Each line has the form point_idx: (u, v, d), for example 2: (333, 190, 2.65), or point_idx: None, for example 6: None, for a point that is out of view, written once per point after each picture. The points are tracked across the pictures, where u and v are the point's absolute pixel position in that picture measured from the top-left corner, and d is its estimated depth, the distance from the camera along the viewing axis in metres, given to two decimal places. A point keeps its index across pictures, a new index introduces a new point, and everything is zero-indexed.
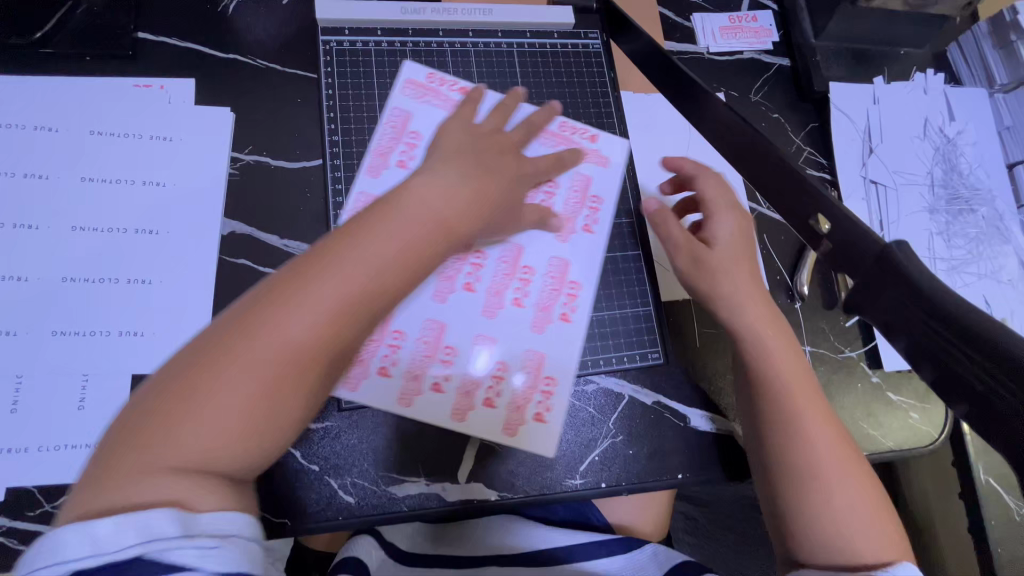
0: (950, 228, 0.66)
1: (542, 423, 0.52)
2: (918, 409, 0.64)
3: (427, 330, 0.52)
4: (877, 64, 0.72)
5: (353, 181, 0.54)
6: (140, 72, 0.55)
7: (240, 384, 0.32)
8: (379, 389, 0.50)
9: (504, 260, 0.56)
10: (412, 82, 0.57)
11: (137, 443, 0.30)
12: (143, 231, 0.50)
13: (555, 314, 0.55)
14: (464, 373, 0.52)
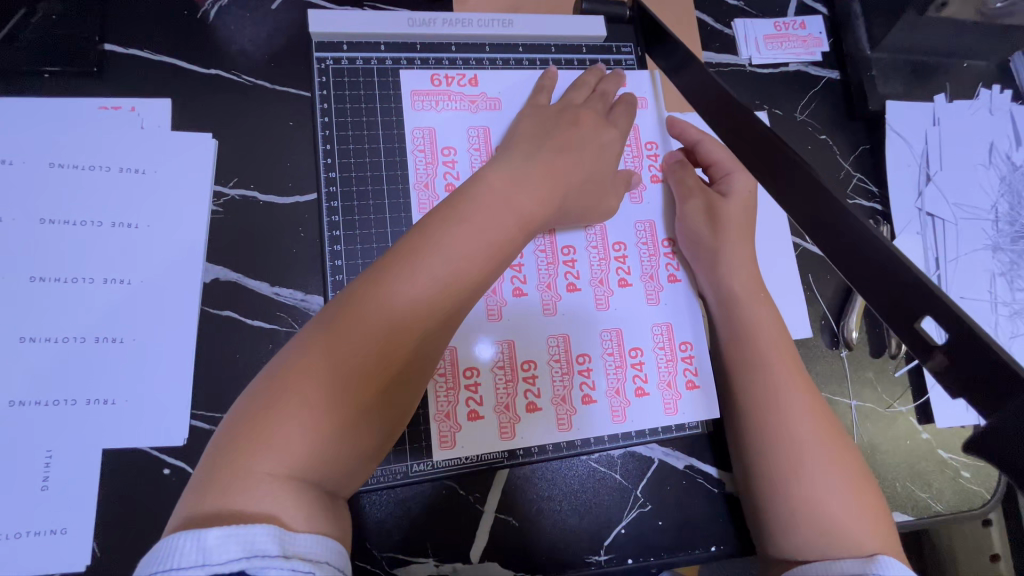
0: (1014, 268, 0.60)
1: (592, 403, 0.49)
2: (970, 468, 0.58)
3: (498, 351, 0.49)
4: (938, 79, 0.64)
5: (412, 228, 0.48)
6: (107, 92, 0.48)
7: (326, 389, 0.33)
8: (474, 432, 0.47)
9: (542, 253, 0.51)
10: (418, 93, 0.50)
11: (236, 458, 0.31)
12: (113, 281, 0.44)
13: (612, 284, 0.52)
14: (557, 381, 0.49)
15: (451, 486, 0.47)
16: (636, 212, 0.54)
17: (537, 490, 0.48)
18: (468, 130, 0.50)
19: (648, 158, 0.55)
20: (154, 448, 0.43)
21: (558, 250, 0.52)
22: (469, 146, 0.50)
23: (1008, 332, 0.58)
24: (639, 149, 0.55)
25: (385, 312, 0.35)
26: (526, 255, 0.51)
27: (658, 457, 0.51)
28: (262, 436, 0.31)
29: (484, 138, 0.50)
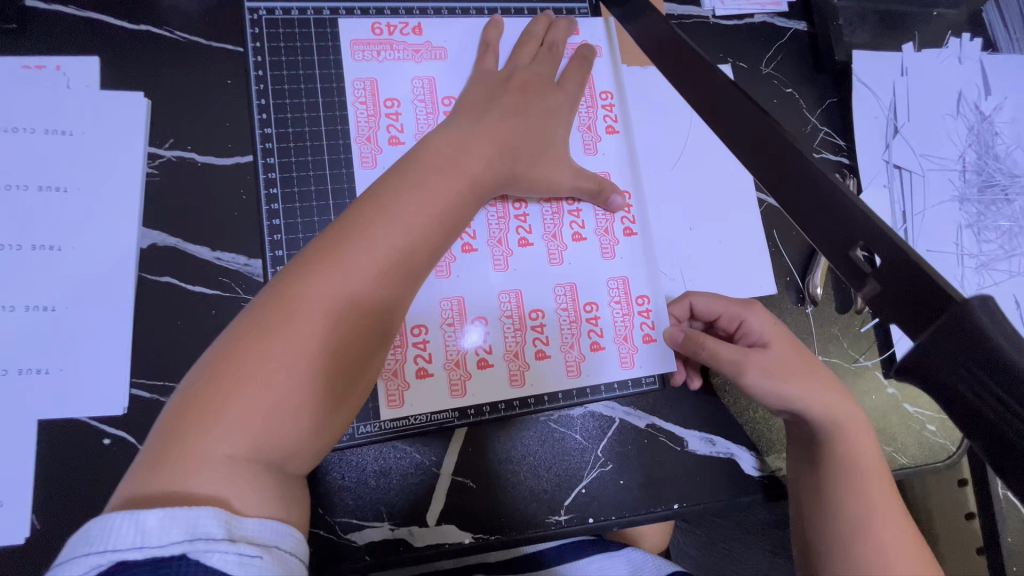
0: (981, 220, 0.59)
1: (546, 359, 0.49)
2: (936, 421, 0.58)
3: (447, 309, 0.48)
4: (907, 27, 0.62)
5: (354, 183, 0.46)
6: (29, 49, 0.45)
7: (290, 358, 0.30)
8: (423, 389, 0.46)
9: (494, 208, 0.49)
10: (359, 43, 0.48)
11: (187, 436, 0.28)
12: (43, 247, 0.42)
13: (566, 239, 0.51)
14: (508, 337, 0.48)
15: (405, 450, 0.46)
16: (588, 163, 0.52)
17: (493, 450, 0.48)
18: (412, 80, 0.49)
19: (603, 108, 0.54)
20: (93, 419, 0.41)
21: (509, 205, 0.50)
22: (414, 97, 0.48)
23: (975, 284, 0.58)
24: (594, 100, 0.53)
25: (346, 277, 0.33)
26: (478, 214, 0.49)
27: (619, 416, 0.50)
28: (214, 414, 0.28)
29: (430, 88, 0.49)
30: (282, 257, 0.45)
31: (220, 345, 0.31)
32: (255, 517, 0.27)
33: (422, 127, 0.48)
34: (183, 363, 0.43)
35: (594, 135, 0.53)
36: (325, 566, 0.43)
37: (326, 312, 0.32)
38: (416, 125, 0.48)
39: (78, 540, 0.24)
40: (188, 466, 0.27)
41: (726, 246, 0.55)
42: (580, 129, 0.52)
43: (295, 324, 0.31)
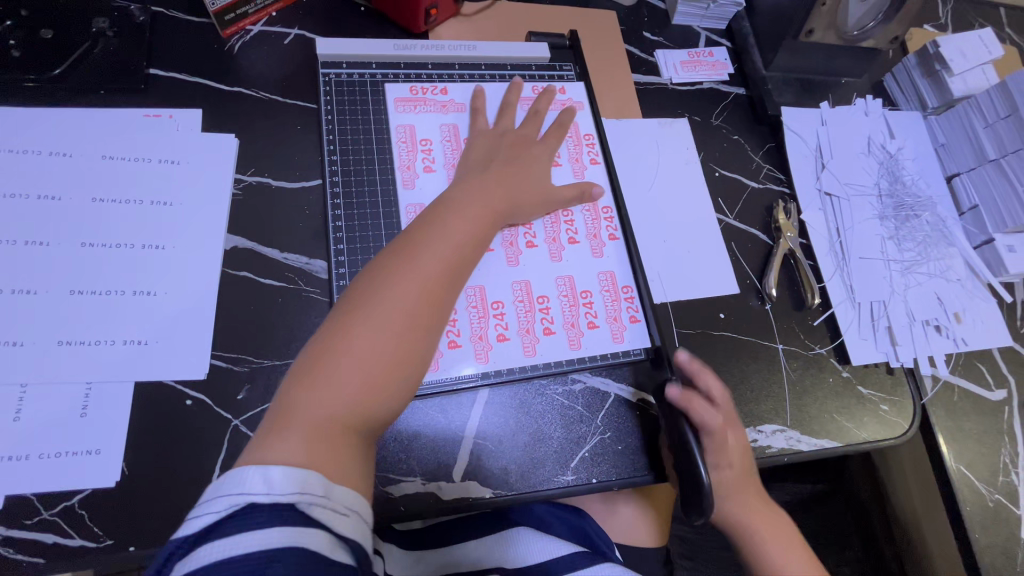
0: (899, 233, 0.72)
1: (552, 335, 0.59)
2: (888, 402, 0.67)
3: (470, 295, 0.58)
4: (823, 91, 0.80)
5: (398, 199, 0.59)
6: (151, 104, 0.59)
7: (366, 348, 0.42)
8: (453, 358, 0.55)
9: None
10: (401, 99, 0.63)
11: (297, 408, 0.39)
12: (150, 246, 0.53)
13: (563, 242, 0.63)
14: (521, 318, 0.58)
15: (435, 415, 0.55)
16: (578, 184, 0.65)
17: (509, 424, 0.56)
18: (440, 125, 0.63)
19: (587, 147, 0.68)
20: (180, 384, 0.50)
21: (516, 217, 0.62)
22: (442, 138, 0.63)
23: (901, 284, 0.70)
24: (579, 142, 0.68)
25: (401, 292, 0.44)
26: None
27: (613, 391, 0.59)
28: (314, 390, 0.40)
29: (454, 131, 0.63)
30: (341, 251, 0.56)
31: (313, 342, 0.43)
32: (344, 488, 0.37)
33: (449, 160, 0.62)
34: (254, 340, 0.53)
35: (581, 165, 0.67)
36: None
37: (385, 321, 0.43)
38: (444, 158, 0.62)
39: (222, 484, 0.34)
40: (292, 432, 0.38)
41: (694, 255, 0.68)
42: (571, 160, 0.66)
43: (371, 322, 0.42)
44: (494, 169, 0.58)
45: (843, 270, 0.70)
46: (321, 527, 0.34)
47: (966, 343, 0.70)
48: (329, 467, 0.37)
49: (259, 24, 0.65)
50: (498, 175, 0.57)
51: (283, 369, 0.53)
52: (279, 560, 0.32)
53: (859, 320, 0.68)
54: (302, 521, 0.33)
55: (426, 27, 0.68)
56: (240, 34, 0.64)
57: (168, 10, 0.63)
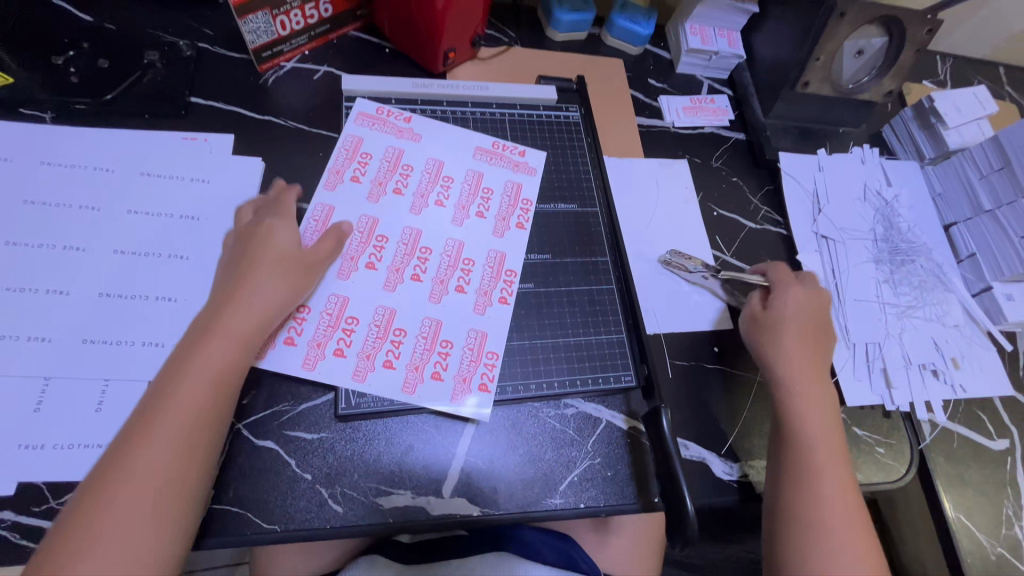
0: (894, 277, 0.74)
1: (439, 381, 0.56)
2: (884, 444, 0.67)
3: (377, 314, 0.58)
4: (820, 139, 0.83)
5: (354, 201, 0.62)
6: (188, 128, 0.64)
7: (153, 460, 0.41)
8: (333, 365, 0.55)
9: (445, 255, 0.62)
10: (365, 115, 0.66)
11: (68, 538, 0.38)
12: (174, 256, 0.57)
13: (495, 297, 0.61)
14: (418, 351, 0.57)
15: (427, 431, 0.56)
16: (493, 243, 0.64)
17: (499, 444, 0.57)
18: (427, 159, 0.66)
19: (520, 209, 0.66)
20: None
21: (442, 253, 0.62)
22: (383, 157, 0.65)
23: (897, 327, 0.71)
24: (515, 201, 0.67)
25: (142, 478, 0.41)
26: (434, 251, 0.62)
27: (605, 418, 0.60)
28: (91, 517, 0.39)
29: (438, 167, 0.66)
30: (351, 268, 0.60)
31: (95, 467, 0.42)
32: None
33: (395, 184, 0.64)
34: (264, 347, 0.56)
35: (506, 225, 0.65)
36: (288, 525, 0.50)
37: (171, 440, 0.43)
38: (376, 174, 0.64)
39: None
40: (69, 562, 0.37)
41: (689, 289, 0.70)
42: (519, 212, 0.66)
43: (155, 433, 0.42)
44: (237, 268, 0.51)
45: (838, 309, 0.71)
46: None
47: (964, 390, 0.70)
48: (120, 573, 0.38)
49: (292, 61, 0.71)
50: (242, 278, 0.51)
51: (287, 377, 0.55)
52: None
53: (854, 361, 0.69)
54: None
55: (444, 69, 0.74)
56: (275, 69, 0.70)
57: (212, 46, 0.69)
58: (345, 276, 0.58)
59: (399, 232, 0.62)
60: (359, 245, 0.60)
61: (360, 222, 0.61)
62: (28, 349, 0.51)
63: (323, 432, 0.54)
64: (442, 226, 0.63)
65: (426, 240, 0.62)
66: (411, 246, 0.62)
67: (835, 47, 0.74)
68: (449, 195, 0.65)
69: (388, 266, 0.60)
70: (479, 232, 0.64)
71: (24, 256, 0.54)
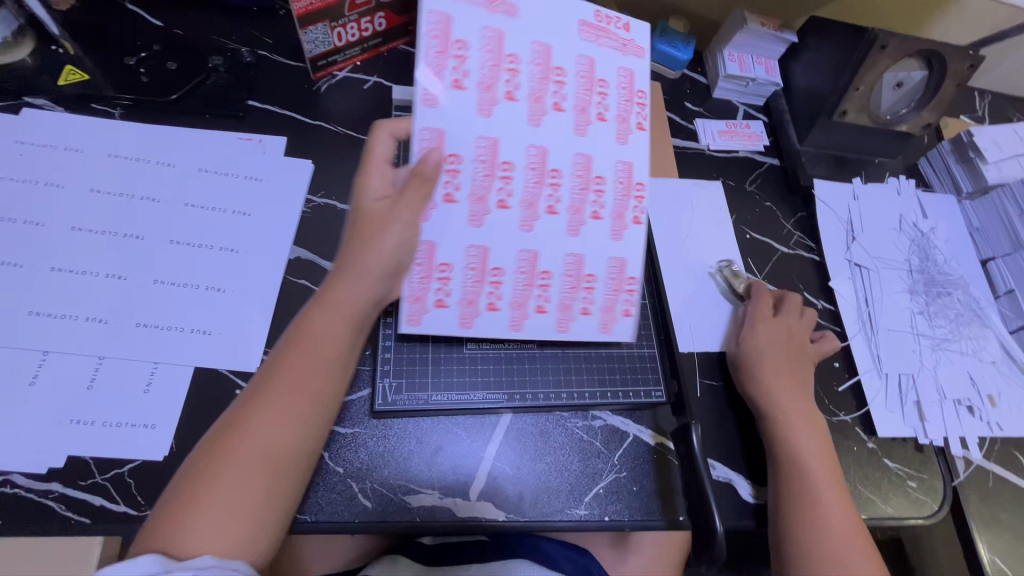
0: (929, 308, 0.73)
1: (588, 315, 0.56)
2: (916, 478, 0.65)
3: (523, 260, 0.53)
4: (856, 168, 0.83)
5: (468, 128, 0.49)
6: (245, 129, 0.68)
7: (272, 427, 0.42)
8: (490, 318, 0.54)
9: (577, 174, 0.53)
10: (437, 13, 0.48)
11: (191, 494, 0.39)
12: (226, 249, 0.60)
13: (629, 218, 0.55)
14: (565, 296, 0.55)
15: (457, 433, 0.57)
16: (619, 151, 0.54)
17: (526, 451, 0.57)
18: (532, 43, 0.50)
19: (638, 104, 0.54)
20: (233, 374, 0.55)
21: (573, 176, 0.53)
22: (482, 44, 0.49)
23: (932, 360, 0.70)
24: (631, 88, 0.54)
25: (265, 443, 0.42)
26: (563, 172, 0.52)
27: (632, 432, 0.60)
28: (214, 475, 0.40)
29: (546, 53, 0.51)
30: None
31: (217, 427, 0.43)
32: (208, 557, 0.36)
33: (506, 89, 0.50)
34: None
35: (627, 127, 0.54)
36: (317, 516, 0.51)
37: (290, 408, 0.44)
38: (529, 84, 0.50)
39: None
40: (187, 519, 0.38)
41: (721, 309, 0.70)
42: (627, 103, 0.54)
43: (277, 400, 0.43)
44: (349, 237, 0.50)
45: (869, 338, 0.71)
46: None
47: (1001, 428, 0.68)
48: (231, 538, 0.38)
49: (345, 71, 0.75)
50: (355, 243, 0.49)
51: None
52: None
53: (886, 391, 0.68)
54: None
55: None
56: (328, 78, 0.74)
57: (271, 54, 0.73)
58: (479, 220, 0.51)
59: (526, 155, 0.51)
60: (482, 176, 0.50)
61: (480, 142, 0.50)
62: (86, 328, 0.53)
63: (356, 428, 0.55)
64: (566, 140, 0.52)
65: (554, 160, 0.52)
66: (541, 169, 0.52)
67: (873, 79, 0.75)
68: (565, 96, 0.52)
69: (522, 202, 0.52)
70: (602, 147, 0.53)
71: (88, 241, 0.57)
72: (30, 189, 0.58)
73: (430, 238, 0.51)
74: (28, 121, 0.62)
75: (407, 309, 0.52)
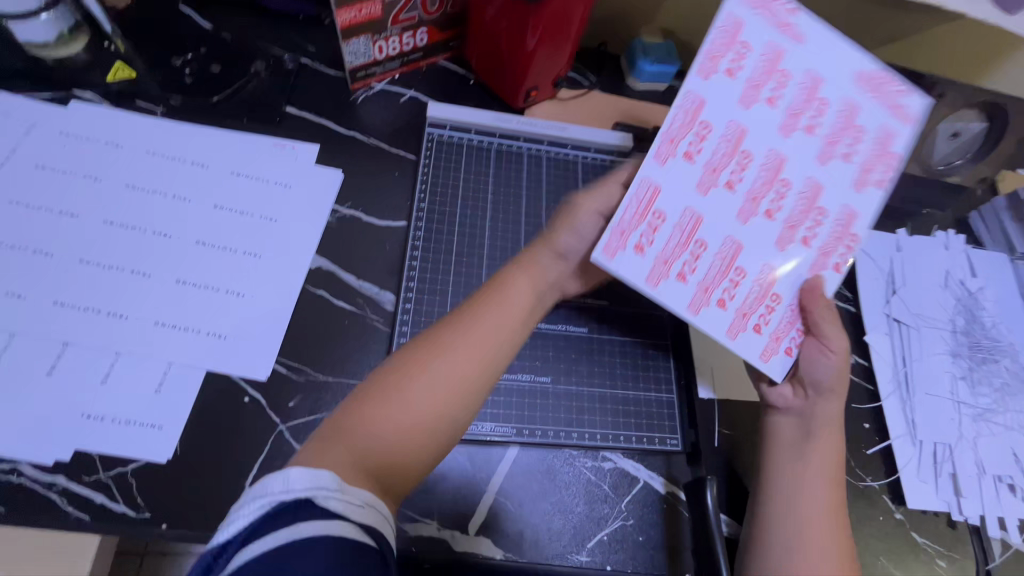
0: (973, 374, 0.68)
1: (757, 333, 0.53)
2: (945, 557, 0.61)
3: (726, 245, 0.52)
4: (902, 217, 0.79)
5: (726, 110, 0.50)
6: (280, 135, 0.68)
7: (454, 367, 0.44)
8: (675, 288, 0.52)
9: (802, 196, 0.52)
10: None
11: (374, 402, 0.42)
12: (250, 253, 0.60)
13: (830, 262, 0.53)
14: (751, 297, 0.52)
15: (462, 463, 0.55)
16: (852, 196, 0.52)
17: (532, 487, 0.55)
18: (807, 70, 0.50)
19: (885, 165, 0.51)
20: (244, 382, 0.55)
21: (800, 194, 0.51)
22: (762, 54, 0.49)
23: (972, 431, 0.65)
24: (884, 151, 0.51)
25: (444, 378, 0.44)
26: (793, 185, 0.51)
27: (643, 478, 0.57)
28: (398, 391, 0.43)
29: (814, 84, 0.50)
30: (412, 288, 0.61)
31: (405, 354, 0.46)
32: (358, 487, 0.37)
33: (771, 90, 0.50)
34: (316, 353, 0.57)
35: (869, 177, 0.52)
36: None
37: (474, 350, 0.46)
38: (792, 102, 0.50)
39: (261, 486, 0.36)
40: (365, 421, 0.41)
41: None
42: (885, 166, 0.51)
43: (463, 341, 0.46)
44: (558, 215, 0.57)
45: (904, 400, 0.67)
46: (337, 521, 0.35)
47: None
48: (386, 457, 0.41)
49: (383, 83, 0.75)
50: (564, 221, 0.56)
51: (334, 385, 0.56)
52: (303, 552, 0.33)
53: (918, 460, 0.64)
54: (320, 515, 0.35)
55: (524, 105, 0.76)
56: (365, 89, 0.74)
57: (313, 62, 0.74)
58: (705, 189, 0.51)
59: (766, 158, 0.51)
60: (722, 153, 0.50)
61: (723, 134, 0.50)
62: (107, 323, 0.54)
63: None
64: (807, 163, 0.51)
65: (795, 174, 0.51)
66: (773, 179, 0.51)
67: (929, 128, 0.74)
68: (822, 122, 0.50)
69: (749, 193, 0.51)
70: (839, 184, 0.52)
71: (118, 235, 0.58)
72: (68, 180, 0.59)
73: (656, 179, 0.50)
74: (76, 114, 0.63)
75: (608, 237, 0.50)
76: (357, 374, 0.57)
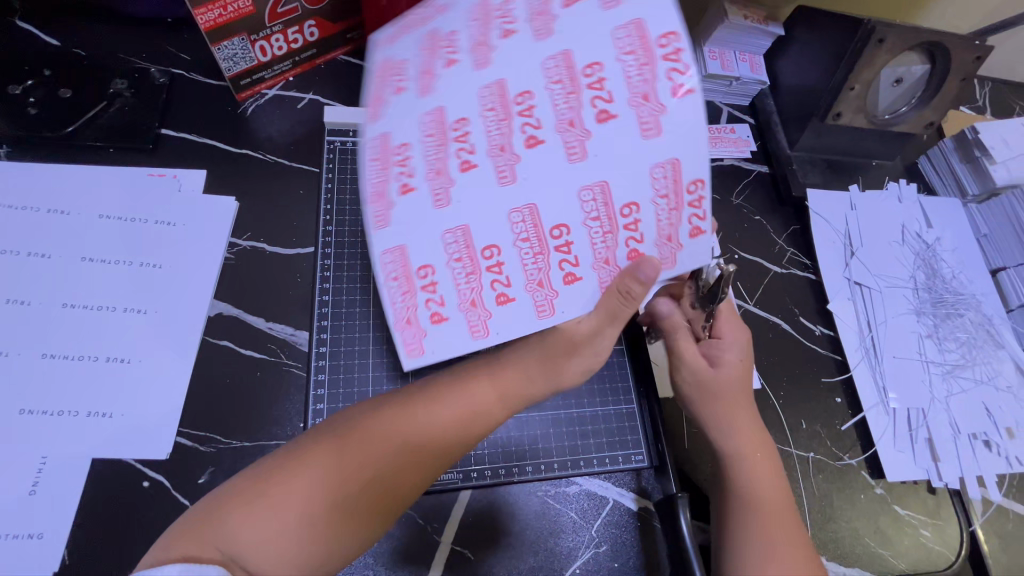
0: (938, 331, 0.66)
1: (638, 253, 0.40)
2: (930, 526, 0.59)
3: (518, 220, 0.39)
4: (851, 173, 0.76)
5: (408, 112, 0.39)
6: (157, 164, 0.59)
7: (450, 411, 0.43)
8: (507, 314, 0.40)
9: (556, 85, 0.38)
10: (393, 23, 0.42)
11: (358, 424, 0.41)
12: (132, 310, 0.51)
13: (661, 95, 0.37)
14: (596, 244, 0.39)
15: (411, 517, 0.49)
16: (611, 19, 0.38)
17: (492, 530, 0.50)
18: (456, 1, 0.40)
19: None
20: (141, 463, 0.47)
21: (545, 88, 0.38)
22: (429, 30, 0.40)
23: (943, 390, 0.63)
24: None
25: (432, 419, 0.42)
26: (535, 91, 0.38)
27: (612, 497, 0.53)
28: (382, 421, 0.42)
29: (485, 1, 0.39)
30: (325, 327, 0.54)
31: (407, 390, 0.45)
32: (277, 546, 0.36)
33: (394, 84, 0.39)
34: (226, 416, 0.50)
35: None
36: None
37: (468, 403, 0.44)
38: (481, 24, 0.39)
39: None
40: (339, 446, 0.40)
41: None
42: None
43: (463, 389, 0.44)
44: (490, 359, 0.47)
45: (873, 367, 0.64)
46: None
47: (1020, 462, 0.62)
48: (342, 485, 0.38)
49: (275, 88, 0.65)
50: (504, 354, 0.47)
51: (251, 451, 0.49)
52: None
53: (893, 429, 0.61)
54: None
55: None
56: (255, 97, 0.64)
57: (187, 72, 0.64)
58: (444, 200, 0.38)
59: (476, 98, 0.39)
60: (432, 148, 0.39)
61: (424, 117, 0.39)
62: None
63: None
64: (523, 50, 0.38)
65: (515, 86, 0.38)
66: (504, 110, 0.39)
67: (871, 75, 0.66)
68: (516, 15, 0.39)
69: (489, 145, 0.39)
70: (581, 25, 0.38)
71: None
72: None
73: (398, 241, 0.39)
74: None
75: (400, 336, 0.40)
76: (278, 434, 0.50)
